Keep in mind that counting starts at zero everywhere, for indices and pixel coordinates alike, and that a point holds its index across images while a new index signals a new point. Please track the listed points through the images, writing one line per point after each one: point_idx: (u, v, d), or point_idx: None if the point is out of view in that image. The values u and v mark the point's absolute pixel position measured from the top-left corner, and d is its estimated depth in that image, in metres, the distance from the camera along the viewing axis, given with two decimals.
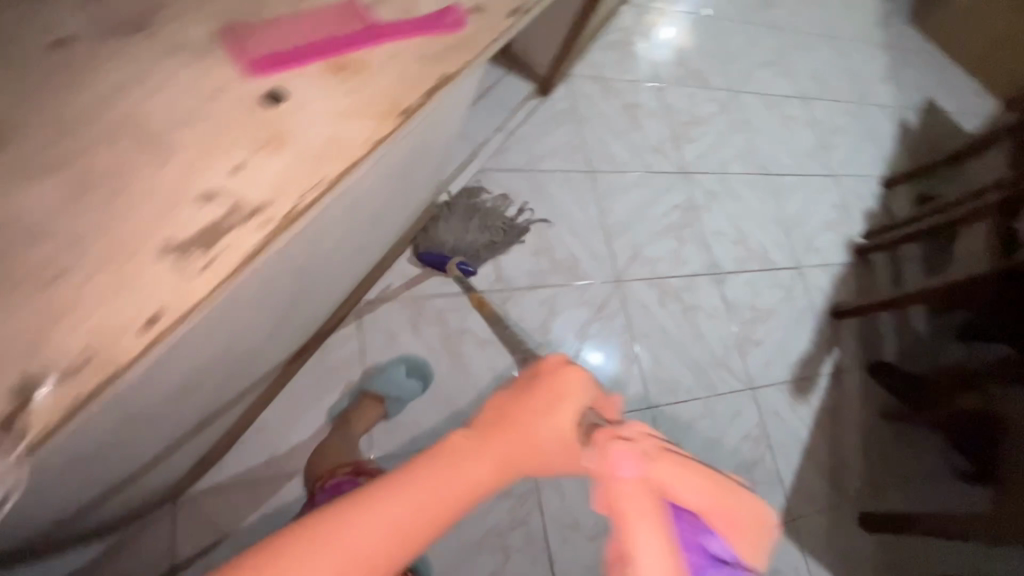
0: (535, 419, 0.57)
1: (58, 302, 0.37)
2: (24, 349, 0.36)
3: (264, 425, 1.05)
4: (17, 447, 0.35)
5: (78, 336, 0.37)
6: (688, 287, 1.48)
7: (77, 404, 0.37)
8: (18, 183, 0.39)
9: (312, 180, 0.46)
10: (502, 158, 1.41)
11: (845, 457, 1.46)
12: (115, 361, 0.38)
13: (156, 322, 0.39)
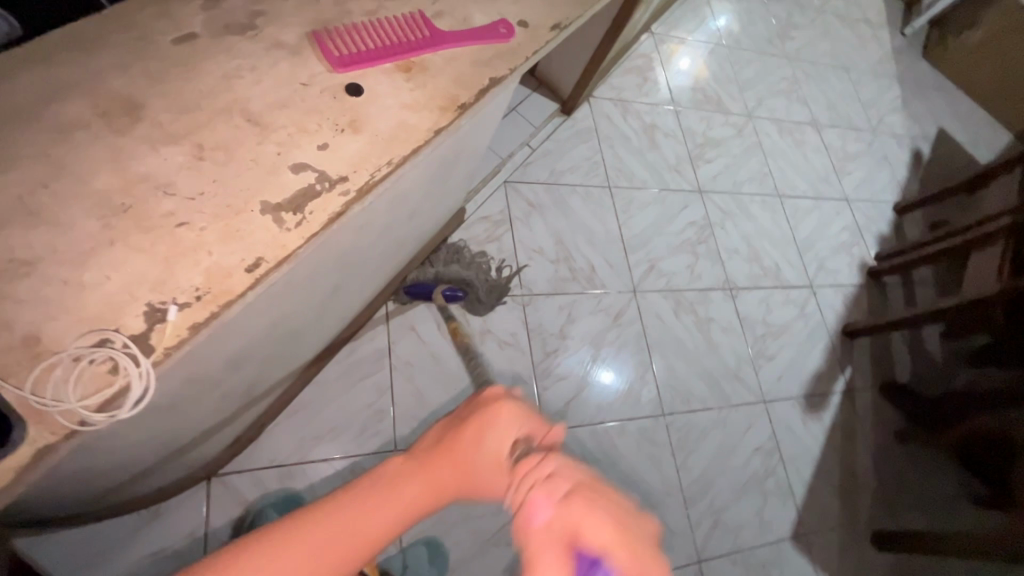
0: (467, 450, 0.47)
1: (179, 247, 0.44)
2: (152, 282, 0.43)
3: (298, 409, 1.08)
4: (141, 360, 0.40)
5: (193, 275, 0.44)
6: (702, 300, 1.52)
7: (194, 328, 0.42)
8: (147, 148, 0.47)
9: (384, 159, 0.53)
10: (526, 172, 1.49)
11: (858, 475, 1.46)
12: (226, 295, 0.44)
13: (258, 266, 0.46)
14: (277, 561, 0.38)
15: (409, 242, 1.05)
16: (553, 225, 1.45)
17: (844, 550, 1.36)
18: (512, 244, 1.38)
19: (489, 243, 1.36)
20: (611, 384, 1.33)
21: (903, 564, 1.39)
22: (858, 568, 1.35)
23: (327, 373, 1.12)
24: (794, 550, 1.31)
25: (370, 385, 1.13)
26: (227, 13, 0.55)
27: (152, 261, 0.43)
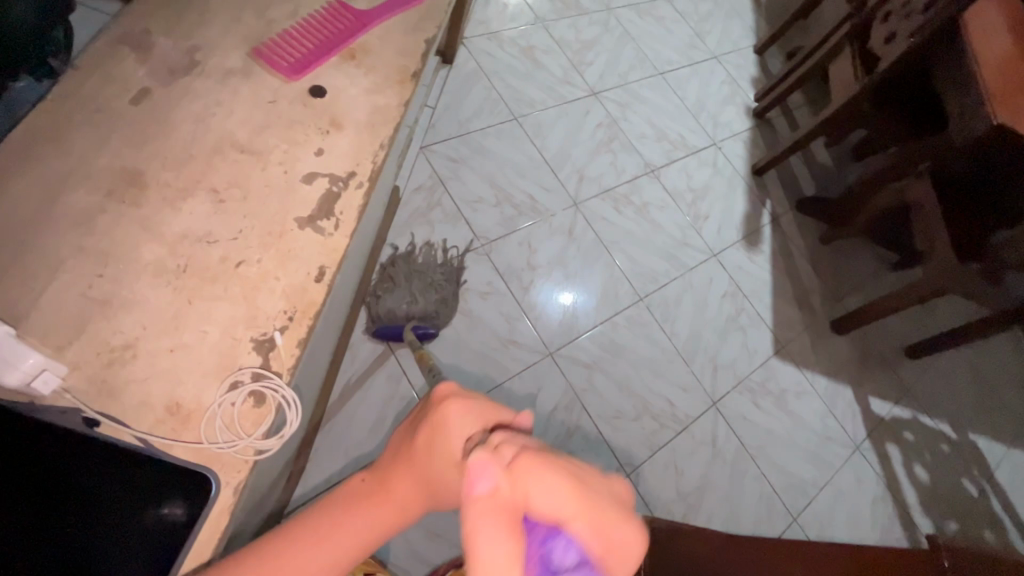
0: (428, 456, 0.52)
1: (252, 279, 0.57)
2: (248, 310, 0.56)
3: (329, 428, 1.11)
4: (283, 376, 0.55)
5: (278, 298, 0.57)
6: (634, 189, 1.64)
7: (300, 340, 0.56)
8: (175, 202, 0.58)
9: (376, 145, 0.67)
10: (435, 132, 1.50)
11: (805, 284, 1.70)
12: (314, 304, 0.58)
13: (323, 273, 0.59)
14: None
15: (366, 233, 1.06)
16: (482, 172, 1.49)
17: (815, 345, 1.60)
18: (453, 203, 1.42)
19: (432, 210, 1.39)
20: (590, 291, 1.43)
21: (860, 338, 1.65)
22: (830, 354, 1.60)
23: (342, 384, 1.15)
24: (781, 361, 1.53)
25: (386, 378, 1.18)
26: (170, 60, 0.64)
27: (236, 303, 0.56)
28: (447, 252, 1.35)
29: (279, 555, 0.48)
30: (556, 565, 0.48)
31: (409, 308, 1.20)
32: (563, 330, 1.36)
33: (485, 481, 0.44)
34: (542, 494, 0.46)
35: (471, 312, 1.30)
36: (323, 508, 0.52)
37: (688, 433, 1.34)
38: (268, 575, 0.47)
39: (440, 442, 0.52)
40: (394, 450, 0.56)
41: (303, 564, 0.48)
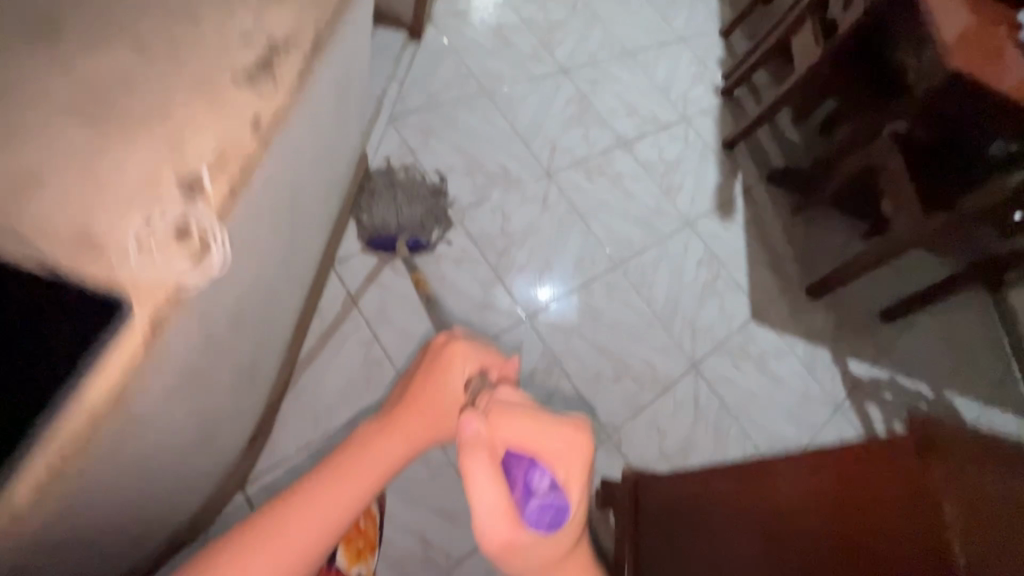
0: (435, 394, 0.61)
1: (178, 122, 0.52)
2: (173, 151, 0.51)
3: (296, 393, 1.06)
4: (210, 204, 0.51)
5: (208, 142, 0.53)
6: (607, 161, 1.64)
7: (231, 181, 0.53)
8: (91, 43, 0.52)
9: (322, 17, 0.63)
10: (404, 104, 1.48)
11: (779, 251, 1.71)
12: (246, 148, 0.54)
13: (259, 122, 0.56)
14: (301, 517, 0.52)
15: (328, 185, 1.03)
16: (452, 142, 1.47)
17: (792, 310, 1.60)
18: (423, 171, 1.40)
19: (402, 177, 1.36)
20: (565, 257, 1.42)
21: (835, 303, 1.66)
22: (807, 317, 1.61)
23: (308, 348, 1.10)
24: (758, 325, 1.53)
25: (356, 342, 1.13)
26: None
27: (159, 143, 0.51)
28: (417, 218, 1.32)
29: (323, 495, 0.54)
30: (533, 495, 0.51)
31: (398, 219, 1.24)
32: (538, 296, 1.34)
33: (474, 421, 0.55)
34: (516, 434, 0.54)
35: (444, 278, 1.28)
36: (349, 442, 0.58)
37: (669, 395, 1.33)
38: (310, 511, 0.53)
39: (444, 393, 0.61)
40: (401, 397, 0.62)
41: (338, 496, 0.54)
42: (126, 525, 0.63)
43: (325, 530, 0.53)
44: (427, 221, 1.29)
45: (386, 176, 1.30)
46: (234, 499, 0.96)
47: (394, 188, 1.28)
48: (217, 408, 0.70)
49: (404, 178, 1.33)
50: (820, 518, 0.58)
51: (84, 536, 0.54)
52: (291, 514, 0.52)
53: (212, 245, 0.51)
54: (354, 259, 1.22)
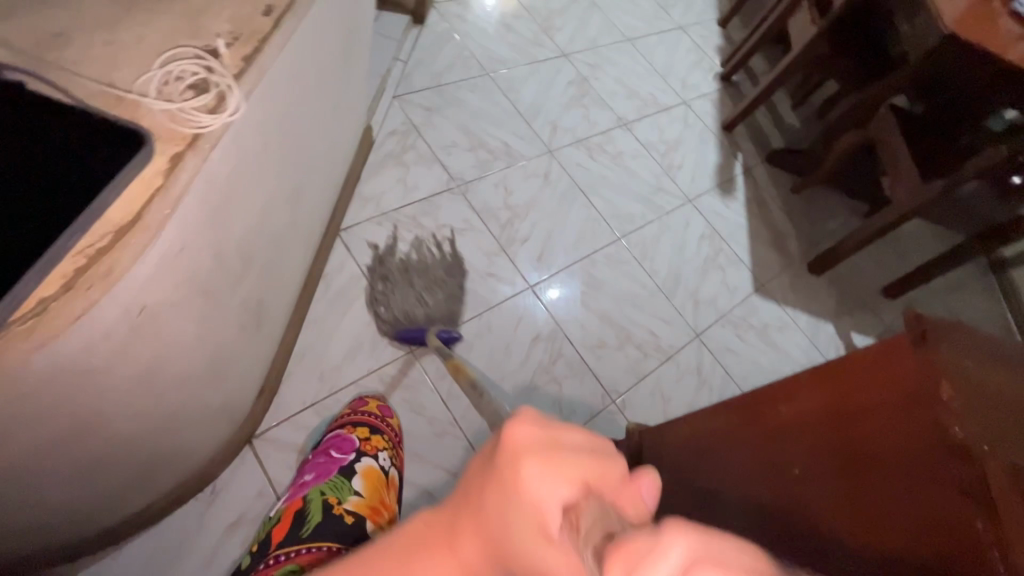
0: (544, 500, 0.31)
1: (198, 5, 0.55)
2: (192, 27, 0.53)
3: (303, 351, 1.07)
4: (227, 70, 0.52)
5: (225, 23, 0.55)
6: (608, 140, 1.67)
7: (246, 57, 0.53)
8: None
9: None
10: (408, 84, 1.51)
11: (780, 228, 1.72)
12: (261, 31, 0.55)
13: (273, 11, 0.57)
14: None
15: (334, 146, 1.05)
16: (456, 120, 1.50)
17: (794, 284, 1.61)
18: (427, 146, 1.42)
19: (406, 152, 1.39)
20: (568, 230, 1.43)
21: (837, 279, 1.66)
22: (809, 292, 1.61)
23: (315, 311, 1.11)
24: (761, 298, 1.54)
25: (362, 306, 1.15)
26: None
27: (179, 20, 0.54)
28: (421, 191, 1.34)
29: None
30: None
31: (425, 310, 1.15)
32: (541, 265, 1.35)
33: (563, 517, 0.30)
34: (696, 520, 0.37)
35: (448, 247, 1.29)
36: (384, 542, 0.33)
37: (672, 362, 1.34)
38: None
39: (517, 531, 0.29)
40: (467, 496, 0.32)
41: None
42: (140, 446, 0.64)
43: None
44: (451, 304, 1.20)
45: (393, 261, 1.20)
46: (244, 451, 0.95)
47: (407, 271, 1.20)
48: (226, 341, 0.71)
49: (413, 257, 1.24)
50: (821, 428, 0.60)
51: (96, 441, 0.55)
52: None
53: (228, 95, 0.51)
54: (359, 227, 1.24)
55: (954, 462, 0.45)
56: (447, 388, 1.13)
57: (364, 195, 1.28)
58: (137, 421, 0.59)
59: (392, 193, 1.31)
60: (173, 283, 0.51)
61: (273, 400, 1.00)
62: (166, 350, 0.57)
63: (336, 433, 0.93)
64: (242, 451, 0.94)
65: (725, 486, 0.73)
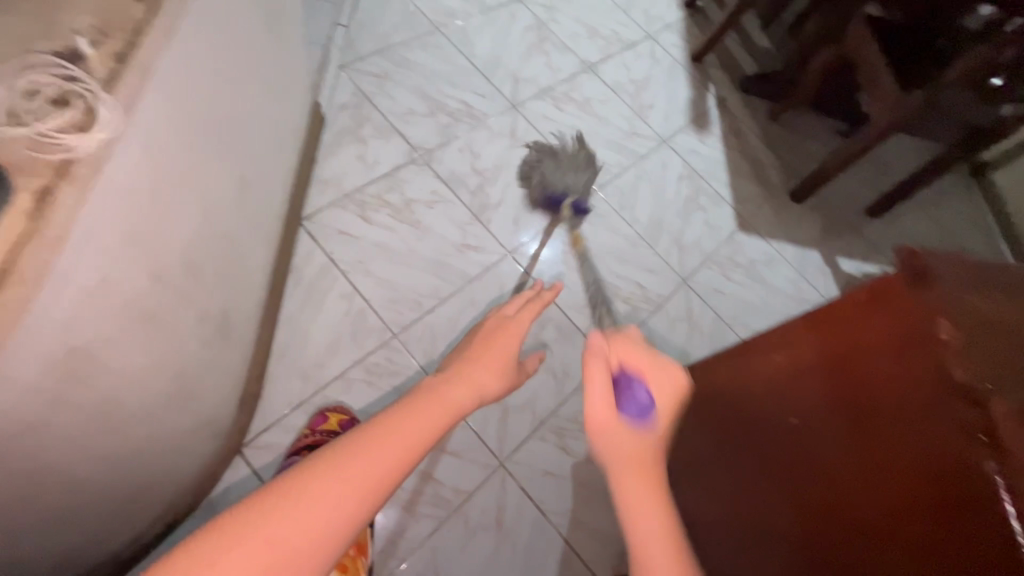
0: (501, 349, 0.61)
1: None
2: (42, 25, 0.42)
3: (281, 353, 1.02)
4: (96, 78, 0.42)
5: (85, 16, 0.44)
6: (574, 87, 1.58)
7: (121, 54, 0.44)
8: None
9: None
10: (353, 51, 1.40)
11: (759, 159, 1.66)
12: (131, 22, 0.46)
13: None
14: (353, 461, 0.45)
15: (278, 131, 0.97)
16: (410, 85, 1.40)
17: (778, 216, 1.57)
18: (383, 117, 1.33)
19: (361, 127, 1.30)
20: None
21: (820, 205, 1.63)
22: (794, 222, 1.58)
23: (288, 308, 1.06)
24: (745, 234, 1.50)
25: (337, 297, 1.10)
26: None
27: (27, 18, 0.42)
28: (383, 166, 1.27)
29: (369, 453, 0.45)
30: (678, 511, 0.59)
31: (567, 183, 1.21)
32: (520, 228, 1.29)
33: (599, 389, 0.58)
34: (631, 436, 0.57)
35: (419, 223, 1.22)
36: (410, 399, 0.51)
37: (663, 311, 1.32)
38: (403, 430, 0.48)
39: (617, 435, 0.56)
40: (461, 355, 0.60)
41: (436, 416, 0.51)
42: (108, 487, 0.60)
43: (426, 446, 0.49)
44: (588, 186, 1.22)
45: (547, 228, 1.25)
46: (235, 461, 0.92)
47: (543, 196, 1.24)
48: (188, 360, 0.67)
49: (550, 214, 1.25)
50: (822, 377, 0.58)
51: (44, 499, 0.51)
52: (345, 454, 0.45)
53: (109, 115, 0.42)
54: (322, 214, 1.17)
55: (958, 404, 0.43)
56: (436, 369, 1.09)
57: (322, 178, 1.21)
58: (101, 463, 0.55)
59: (352, 172, 1.24)
60: (93, 322, 0.45)
61: (257, 406, 0.96)
62: (109, 392, 0.51)
63: (290, 462, 0.91)
64: (232, 463, 0.92)
65: (731, 441, 0.72)
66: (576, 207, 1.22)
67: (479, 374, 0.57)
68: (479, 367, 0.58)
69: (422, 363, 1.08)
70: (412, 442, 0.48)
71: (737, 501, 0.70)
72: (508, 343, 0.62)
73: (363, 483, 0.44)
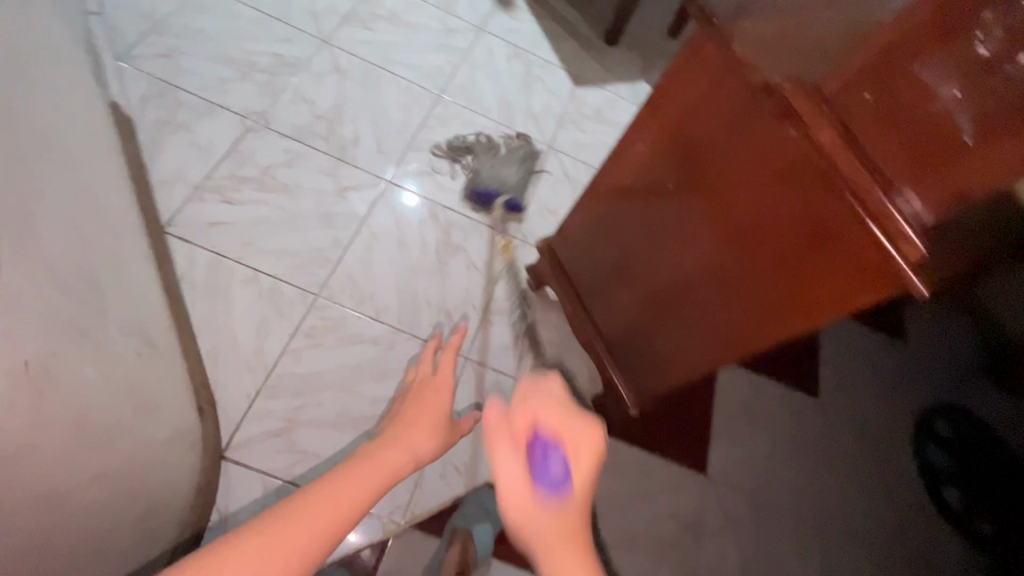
0: (440, 396, 0.59)
1: None
2: None
3: (214, 356, 0.99)
4: None
5: None
6: (375, 3, 1.53)
7: None
8: None
9: None
10: (123, 38, 1.24)
11: (569, 19, 1.76)
12: None
13: None
14: (288, 531, 0.43)
15: (89, 140, 0.88)
16: (206, 53, 1.28)
17: (603, 63, 1.71)
18: (194, 95, 1.22)
19: (175, 113, 1.19)
20: (391, 111, 1.37)
21: (632, 43, 1.79)
22: (617, 64, 1.73)
23: (197, 315, 1.01)
24: (583, 88, 1.63)
25: (241, 283, 1.06)
26: None
27: None
28: (223, 145, 1.19)
29: (311, 509, 0.44)
30: (542, 470, 0.47)
31: (498, 176, 1.29)
32: (386, 155, 1.30)
33: (510, 464, 0.47)
34: (546, 413, 0.50)
35: (288, 185, 1.19)
36: (357, 457, 0.50)
37: (544, 178, 1.42)
38: (349, 486, 0.47)
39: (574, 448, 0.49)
40: (414, 396, 0.59)
41: (360, 489, 0.47)
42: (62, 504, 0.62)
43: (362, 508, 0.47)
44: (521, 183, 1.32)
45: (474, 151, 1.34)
46: (225, 466, 0.91)
47: (488, 151, 1.34)
48: None
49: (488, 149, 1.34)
50: (680, 146, 0.70)
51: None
52: (291, 514, 0.44)
53: None
54: (182, 212, 1.09)
55: (766, 100, 0.56)
56: (370, 307, 1.12)
57: (162, 178, 1.11)
58: None
59: (192, 162, 1.15)
60: None
61: (217, 410, 0.94)
62: None
63: None
64: (222, 468, 0.90)
65: (629, 238, 0.85)
66: (508, 205, 1.28)
67: (421, 433, 0.54)
68: (421, 420, 0.55)
69: (356, 308, 1.11)
70: (348, 506, 0.46)
71: (659, 282, 0.83)
72: (445, 399, 0.58)
73: (316, 531, 0.44)
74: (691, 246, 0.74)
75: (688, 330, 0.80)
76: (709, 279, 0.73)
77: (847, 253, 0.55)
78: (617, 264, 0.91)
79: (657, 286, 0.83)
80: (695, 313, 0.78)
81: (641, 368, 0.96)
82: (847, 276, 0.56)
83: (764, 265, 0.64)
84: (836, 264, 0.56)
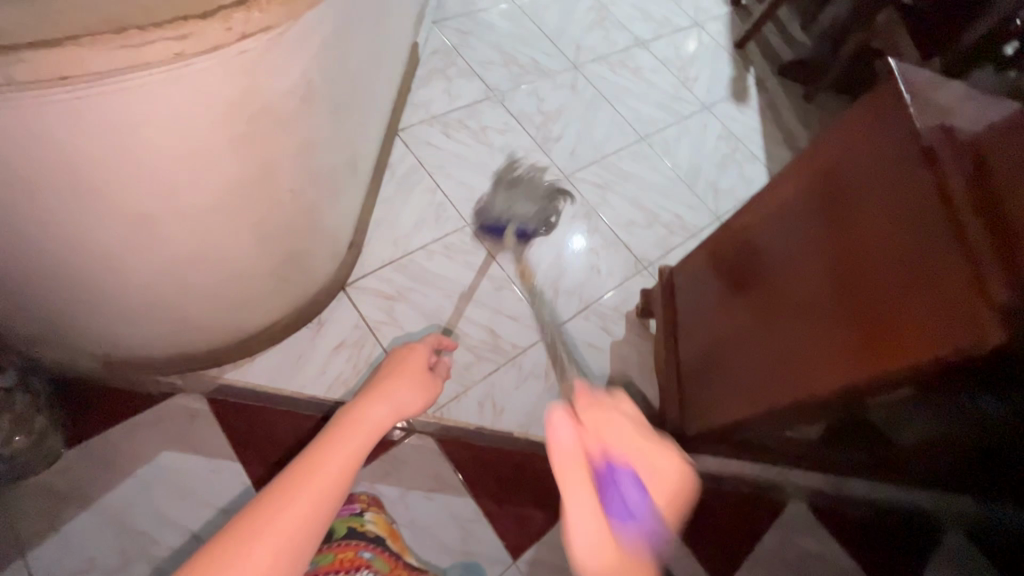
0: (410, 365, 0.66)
1: None
2: None
3: (379, 224, 1.25)
4: None
5: None
6: (628, 57, 1.80)
7: None
8: None
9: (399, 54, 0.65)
10: (443, 12, 1.67)
11: (792, 132, 1.84)
12: None
13: None
14: (284, 510, 0.48)
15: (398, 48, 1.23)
16: (488, 41, 1.65)
17: None
18: (466, 63, 1.58)
19: (447, 68, 1.55)
20: (597, 131, 1.58)
21: None
22: None
23: (384, 193, 1.29)
24: None
25: (424, 189, 1.32)
26: None
27: None
28: (465, 99, 1.51)
29: (292, 492, 0.49)
30: None
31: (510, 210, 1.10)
32: (575, 158, 1.51)
33: None
34: None
35: (491, 144, 1.45)
36: (334, 427, 0.55)
37: (697, 239, 1.49)
38: (329, 457, 0.52)
39: None
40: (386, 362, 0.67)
41: (342, 454, 0.53)
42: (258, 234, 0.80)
43: (348, 471, 0.53)
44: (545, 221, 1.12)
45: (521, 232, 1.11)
46: (340, 295, 1.14)
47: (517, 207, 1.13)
48: (339, 172, 0.91)
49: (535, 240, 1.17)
50: (816, 194, 0.75)
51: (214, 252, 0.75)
52: (287, 487, 0.49)
53: None
54: (414, 128, 1.42)
55: (913, 150, 0.61)
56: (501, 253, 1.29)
57: (416, 102, 1.46)
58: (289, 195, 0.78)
59: (439, 101, 1.48)
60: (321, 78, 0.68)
61: (359, 256, 1.18)
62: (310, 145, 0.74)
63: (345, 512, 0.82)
64: (338, 294, 1.13)
65: (740, 271, 0.89)
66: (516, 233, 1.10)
67: (400, 379, 0.64)
68: (400, 376, 0.65)
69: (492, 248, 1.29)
70: (333, 484, 0.51)
71: (750, 317, 0.85)
72: (416, 358, 0.68)
73: (311, 500, 0.49)
74: (792, 283, 0.76)
75: (759, 369, 0.81)
76: (796, 317, 0.74)
77: (941, 306, 0.55)
78: (719, 296, 0.95)
79: (746, 321, 0.85)
80: (771, 353, 0.79)
81: (704, 403, 0.95)
82: (928, 324, 0.56)
83: (852, 309, 0.65)
84: (925, 313, 0.57)
